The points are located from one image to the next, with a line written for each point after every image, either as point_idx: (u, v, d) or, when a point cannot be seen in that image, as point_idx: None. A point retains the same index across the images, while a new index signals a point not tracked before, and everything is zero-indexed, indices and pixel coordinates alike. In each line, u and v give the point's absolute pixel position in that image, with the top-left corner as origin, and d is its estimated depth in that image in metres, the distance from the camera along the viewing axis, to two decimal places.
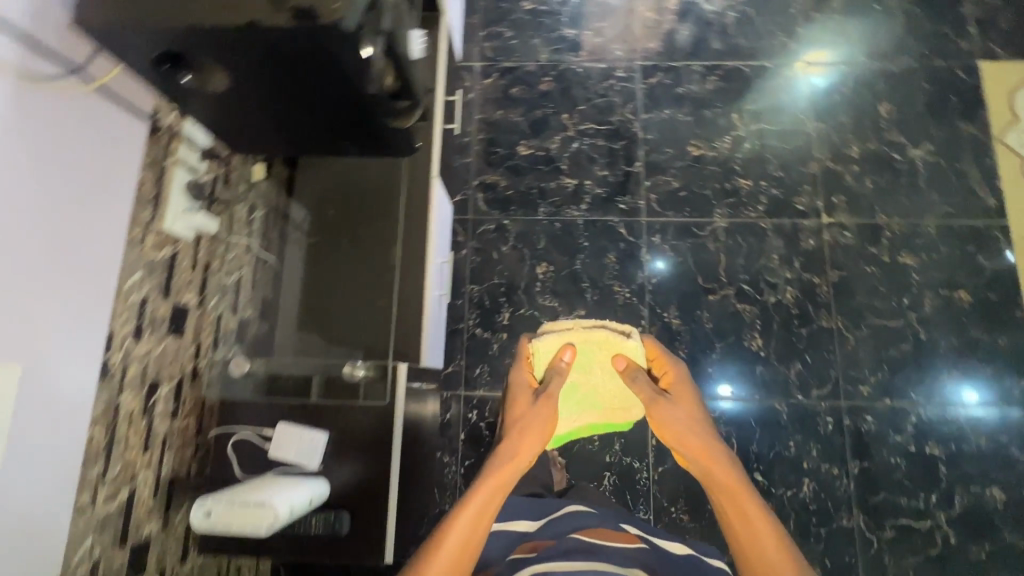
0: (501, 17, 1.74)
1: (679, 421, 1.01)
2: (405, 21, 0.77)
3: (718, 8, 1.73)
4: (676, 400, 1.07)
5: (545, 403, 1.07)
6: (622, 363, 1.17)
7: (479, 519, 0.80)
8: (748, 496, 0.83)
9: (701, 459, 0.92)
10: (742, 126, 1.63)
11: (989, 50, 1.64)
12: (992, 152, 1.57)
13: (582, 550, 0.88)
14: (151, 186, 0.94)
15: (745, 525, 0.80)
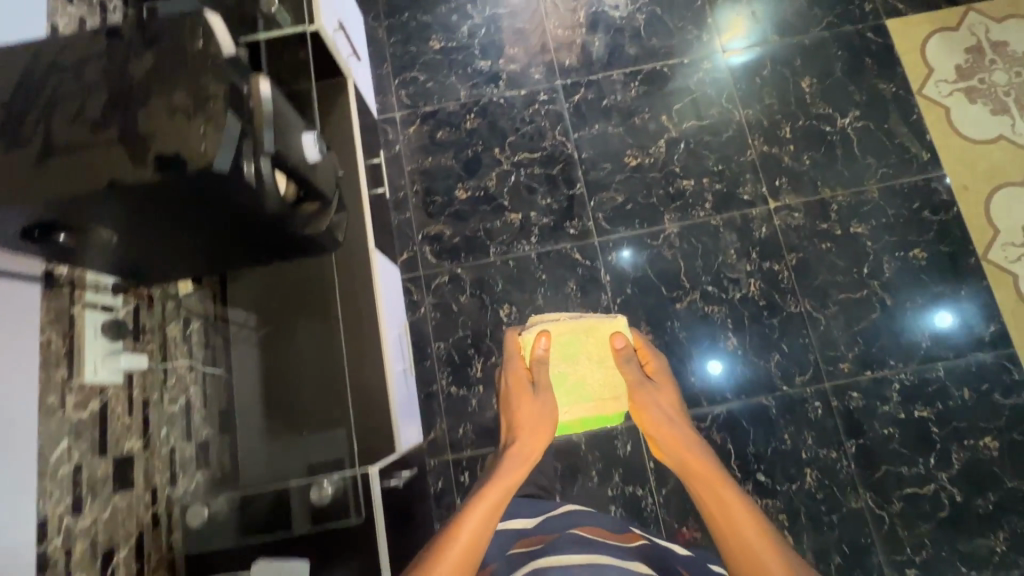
0: (412, 62, 1.69)
1: (655, 406, 0.97)
2: (292, 128, 0.73)
3: (625, 12, 1.70)
4: (657, 387, 1.02)
5: (542, 394, 1.02)
6: (621, 345, 1.06)
7: (489, 520, 0.76)
8: (712, 466, 0.80)
9: (672, 442, 0.88)
10: (673, 127, 1.61)
11: (893, 7, 1.66)
12: (916, 107, 1.59)
13: (575, 539, 1.02)
14: (61, 344, 0.86)
15: (725, 510, 0.73)
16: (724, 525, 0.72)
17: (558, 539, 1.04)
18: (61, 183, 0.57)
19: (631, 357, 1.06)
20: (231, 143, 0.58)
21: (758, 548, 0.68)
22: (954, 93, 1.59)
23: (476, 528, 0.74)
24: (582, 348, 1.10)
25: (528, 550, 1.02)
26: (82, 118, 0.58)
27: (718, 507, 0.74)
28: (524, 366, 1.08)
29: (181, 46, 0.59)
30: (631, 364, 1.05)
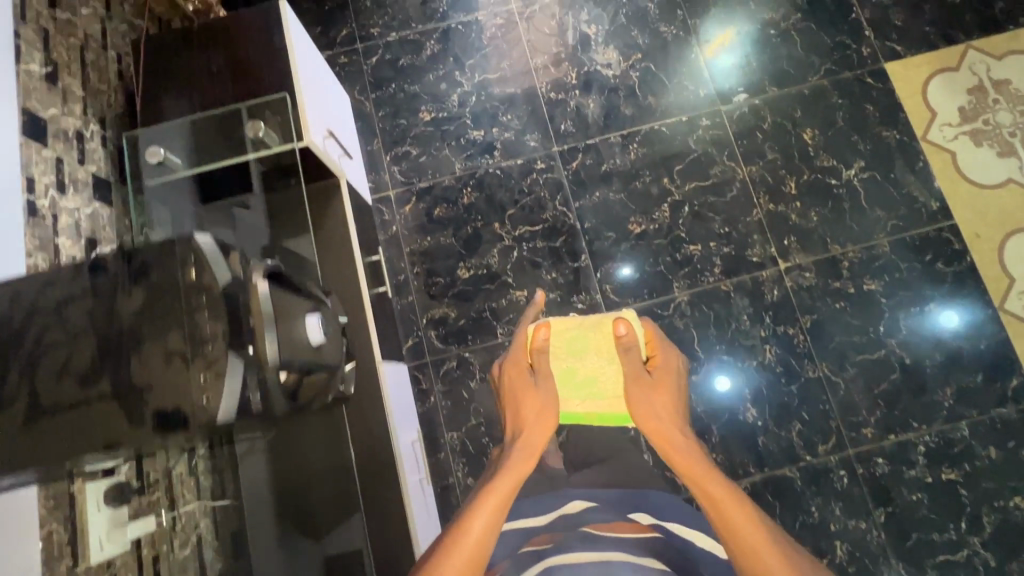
0: (403, 136, 1.64)
1: (646, 406, 0.82)
2: (297, 312, 0.69)
3: (618, 71, 1.65)
4: (653, 385, 0.84)
5: (545, 385, 0.87)
6: (623, 333, 0.88)
7: (496, 522, 0.67)
8: (704, 465, 0.70)
9: (662, 440, 0.76)
10: (676, 190, 1.57)
11: (891, 50, 1.63)
12: (921, 154, 1.55)
13: (590, 538, 0.86)
14: (61, 533, 0.82)
15: (725, 519, 0.65)
16: (726, 533, 0.65)
17: (571, 538, 0.88)
18: (56, 450, 0.55)
19: (631, 350, 0.88)
20: (231, 386, 0.58)
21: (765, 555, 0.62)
22: (958, 137, 1.56)
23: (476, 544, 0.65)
24: (591, 343, 0.91)
25: (539, 551, 0.88)
26: (70, 369, 0.56)
27: (714, 511, 0.66)
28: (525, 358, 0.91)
29: (171, 279, 0.58)
30: (630, 357, 0.87)
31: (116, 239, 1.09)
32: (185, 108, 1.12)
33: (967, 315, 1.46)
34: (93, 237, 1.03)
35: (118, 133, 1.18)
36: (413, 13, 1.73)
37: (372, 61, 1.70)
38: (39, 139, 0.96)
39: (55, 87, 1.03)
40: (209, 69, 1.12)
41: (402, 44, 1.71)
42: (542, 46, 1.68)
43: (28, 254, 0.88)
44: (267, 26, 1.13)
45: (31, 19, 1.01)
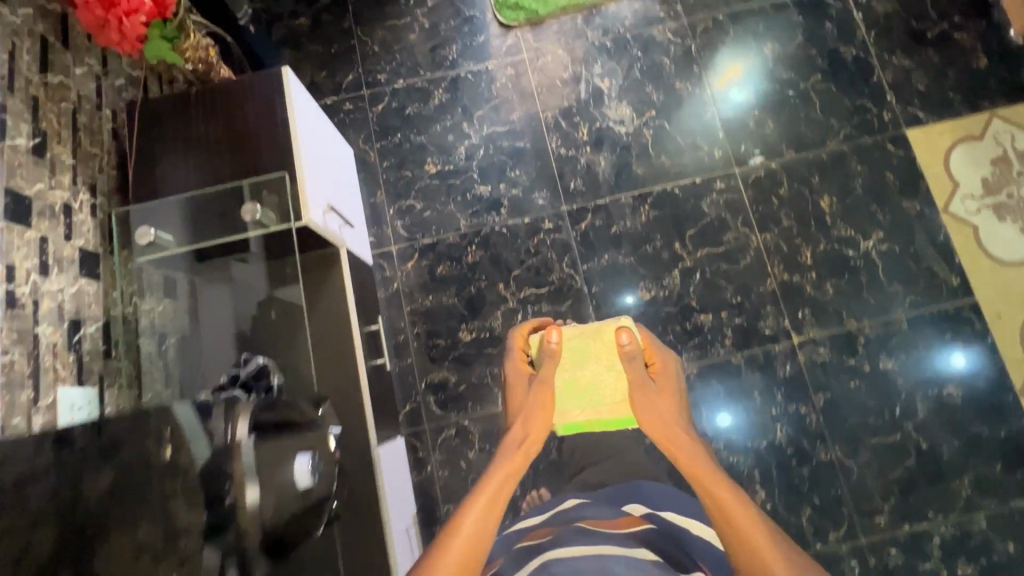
0: (408, 189, 1.59)
1: (649, 408, 0.88)
2: (284, 453, 0.65)
3: (631, 128, 1.60)
4: (655, 388, 0.92)
5: (541, 387, 0.94)
6: (626, 342, 0.96)
7: (495, 508, 0.70)
8: (710, 468, 0.73)
9: (668, 443, 0.80)
10: (688, 256, 1.51)
11: (913, 115, 1.58)
12: (942, 227, 1.50)
13: (584, 531, 0.83)
14: None
15: (727, 517, 0.66)
16: (728, 531, 0.65)
17: (565, 530, 0.85)
18: None
19: (635, 358, 0.96)
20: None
21: (767, 555, 0.62)
22: (981, 210, 1.50)
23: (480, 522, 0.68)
24: (590, 351, 1.00)
25: (535, 544, 0.84)
26: (29, 559, 0.52)
27: (717, 509, 0.67)
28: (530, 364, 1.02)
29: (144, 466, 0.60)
30: (631, 364, 0.95)
31: (102, 316, 1.04)
32: (182, 178, 1.08)
33: (972, 359, 1.42)
34: (77, 318, 0.98)
35: (110, 198, 1.13)
36: (422, 60, 1.68)
37: (378, 108, 1.65)
38: (23, 221, 0.91)
39: (43, 159, 0.98)
40: (206, 138, 1.08)
41: (409, 92, 1.66)
42: (553, 98, 1.63)
43: (3, 353, 0.82)
44: (266, 94, 1.08)
45: (19, 88, 0.96)
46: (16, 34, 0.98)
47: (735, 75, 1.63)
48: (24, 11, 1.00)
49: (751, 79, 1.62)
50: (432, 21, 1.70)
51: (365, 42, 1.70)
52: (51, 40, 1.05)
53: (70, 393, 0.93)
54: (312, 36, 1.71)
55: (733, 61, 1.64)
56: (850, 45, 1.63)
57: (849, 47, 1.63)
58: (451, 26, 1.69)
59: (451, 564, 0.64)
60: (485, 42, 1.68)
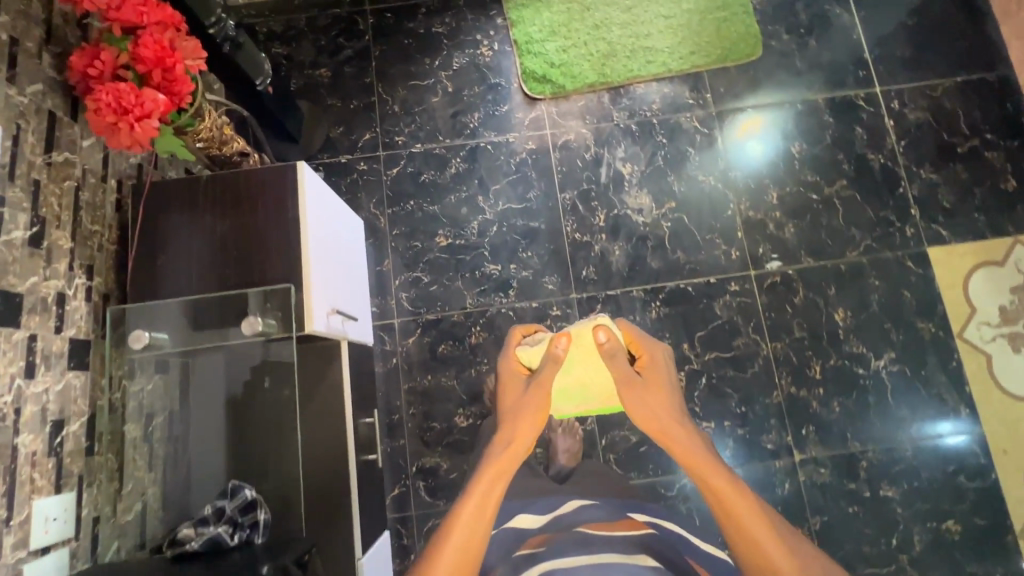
0: (415, 259, 1.55)
1: (644, 407, 1.01)
2: None
3: (650, 218, 1.57)
4: (646, 385, 1.03)
5: (535, 391, 1.04)
6: (604, 340, 1.03)
7: (485, 513, 0.91)
8: (702, 457, 0.94)
9: (665, 436, 0.99)
10: (696, 358, 1.48)
11: (936, 233, 1.55)
12: (956, 353, 1.47)
13: (585, 538, 0.99)
14: None
15: (734, 518, 0.86)
16: (728, 517, 0.88)
17: (567, 539, 1.00)
18: None
19: (614, 355, 1.04)
20: None
21: (765, 545, 0.84)
22: (997, 338, 1.48)
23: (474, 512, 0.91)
24: (575, 358, 1.07)
25: (534, 552, 1.00)
26: None
27: (724, 510, 0.88)
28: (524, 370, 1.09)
29: None
30: (618, 364, 1.03)
31: (87, 410, 1.00)
32: (185, 268, 1.05)
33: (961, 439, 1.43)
34: (61, 418, 0.94)
35: (109, 277, 1.09)
36: (442, 125, 1.64)
37: (393, 171, 1.61)
38: (12, 322, 0.87)
39: (40, 248, 0.94)
40: (214, 231, 1.06)
41: (426, 156, 1.62)
42: (572, 179, 1.59)
43: None
44: (276, 189, 1.06)
45: (21, 173, 0.92)
46: (22, 114, 0.94)
47: (757, 124, 1.63)
48: (33, 88, 0.96)
49: (772, 129, 1.63)
50: (456, 85, 1.66)
51: (385, 100, 1.66)
52: (59, 114, 1.01)
53: (46, 502, 0.89)
54: (331, 88, 1.67)
55: (756, 112, 1.63)
56: (878, 153, 1.60)
57: (878, 154, 1.60)
58: (475, 93, 1.65)
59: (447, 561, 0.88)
60: (508, 112, 1.64)
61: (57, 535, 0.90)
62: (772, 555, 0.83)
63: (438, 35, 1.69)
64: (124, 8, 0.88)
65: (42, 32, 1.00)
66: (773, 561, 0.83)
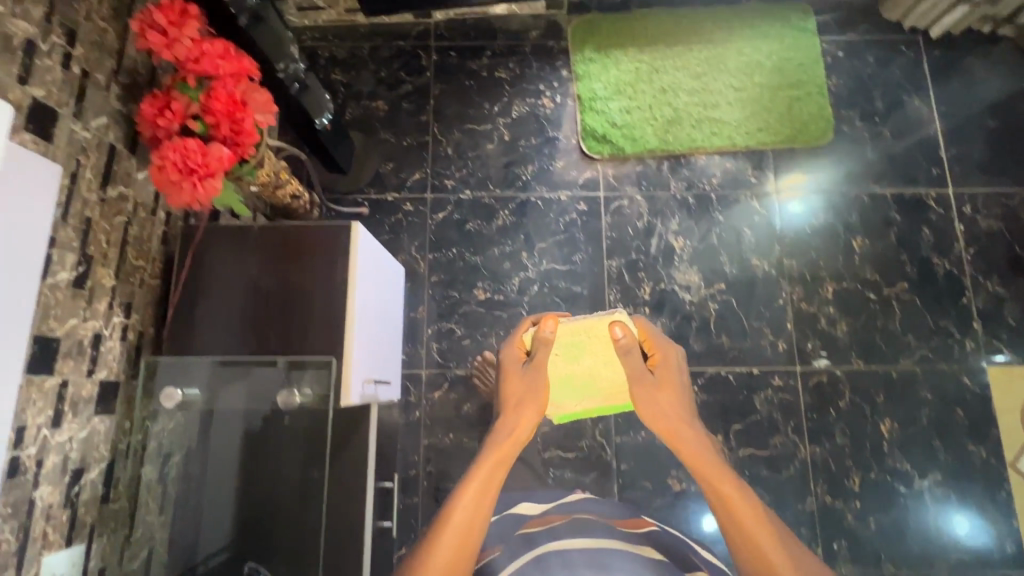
0: (451, 310, 1.51)
1: (654, 410, 0.66)
2: None
3: (697, 297, 1.51)
4: (658, 387, 0.68)
5: (538, 374, 0.73)
6: (620, 336, 0.74)
7: (488, 502, 0.60)
8: (726, 477, 0.58)
9: (673, 442, 0.63)
10: (729, 452, 1.42)
11: (997, 351, 1.47)
12: (1006, 484, 1.39)
13: (583, 527, 0.93)
14: None
15: (741, 531, 0.55)
16: (740, 545, 0.55)
17: (567, 525, 0.94)
18: None
19: (631, 353, 0.74)
20: None
21: (781, 567, 0.53)
22: None
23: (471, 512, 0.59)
24: (586, 346, 0.88)
25: (533, 533, 0.93)
26: None
27: (730, 521, 0.56)
28: (518, 351, 0.80)
29: None
30: (629, 360, 0.72)
31: (107, 455, 0.96)
32: (226, 319, 1.02)
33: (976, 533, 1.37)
34: (81, 466, 0.91)
35: (146, 314, 1.06)
36: (494, 174, 1.60)
37: (439, 215, 1.57)
38: (46, 368, 0.84)
39: (83, 289, 0.91)
40: (258, 284, 1.03)
41: (474, 204, 1.58)
42: (621, 246, 1.54)
43: None
44: (327, 251, 1.02)
45: (74, 211, 0.89)
46: (83, 149, 0.91)
47: (799, 181, 1.59)
48: (97, 123, 0.94)
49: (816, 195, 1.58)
50: (513, 134, 1.62)
51: (439, 141, 1.62)
52: (119, 147, 0.99)
53: (56, 558, 0.85)
54: (386, 122, 1.64)
55: (796, 171, 1.59)
56: (944, 258, 1.53)
57: (943, 259, 1.52)
58: (531, 144, 1.61)
59: None
60: (563, 169, 1.59)
61: None
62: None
63: (500, 80, 1.66)
64: (203, 58, 0.84)
65: (114, 64, 0.97)
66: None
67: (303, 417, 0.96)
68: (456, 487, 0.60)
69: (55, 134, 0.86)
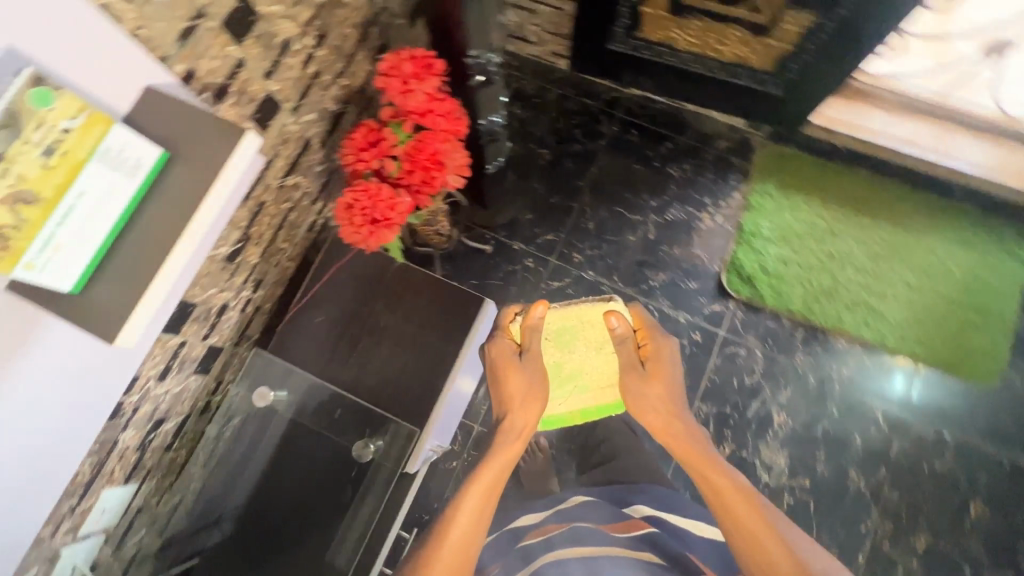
0: None
1: (643, 398, 1.02)
2: None
3: (774, 481, 1.39)
4: (644, 378, 1.03)
5: (532, 367, 1.02)
6: (615, 327, 1.07)
7: (490, 498, 0.85)
8: (699, 452, 0.93)
9: (664, 433, 0.99)
10: None
11: None
12: None
13: (580, 535, 0.91)
14: None
15: (716, 492, 0.85)
16: (712, 495, 0.86)
17: (563, 533, 0.92)
18: None
19: (625, 343, 1.07)
20: None
21: (736, 505, 0.82)
22: None
23: (477, 503, 0.84)
24: (578, 336, 1.12)
25: (532, 544, 0.93)
26: None
27: (710, 487, 0.87)
28: (510, 340, 1.05)
29: None
30: (624, 350, 1.07)
31: (186, 410, 1.01)
32: (330, 337, 1.08)
33: None
34: (163, 417, 0.95)
35: (270, 291, 1.10)
36: (624, 267, 1.54)
37: (553, 284, 1.54)
38: (176, 329, 0.88)
39: (231, 264, 0.95)
40: (377, 318, 1.08)
41: (592, 289, 1.53)
42: (718, 395, 1.45)
43: (78, 466, 0.79)
44: (460, 323, 1.07)
45: (254, 194, 0.93)
46: (286, 140, 0.95)
47: (935, 396, 1.43)
48: (306, 118, 0.97)
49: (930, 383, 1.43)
50: (659, 236, 1.56)
51: (584, 212, 1.58)
52: (313, 142, 1.02)
53: (111, 493, 0.90)
54: (543, 174, 1.61)
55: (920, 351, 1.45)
56: None
57: None
58: (672, 252, 1.54)
59: (451, 550, 0.77)
60: (693, 292, 1.51)
61: (103, 523, 0.92)
62: (767, 543, 0.76)
63: (669, 178, 1.59)
64: (428, 115, 0.85)
65: (341, 67, 1.00)
66: (772, 552, 0.75)
67: (377, 469, 1.07)
68: (462, 492, 0.85)
69: (270, 125, 0.89)
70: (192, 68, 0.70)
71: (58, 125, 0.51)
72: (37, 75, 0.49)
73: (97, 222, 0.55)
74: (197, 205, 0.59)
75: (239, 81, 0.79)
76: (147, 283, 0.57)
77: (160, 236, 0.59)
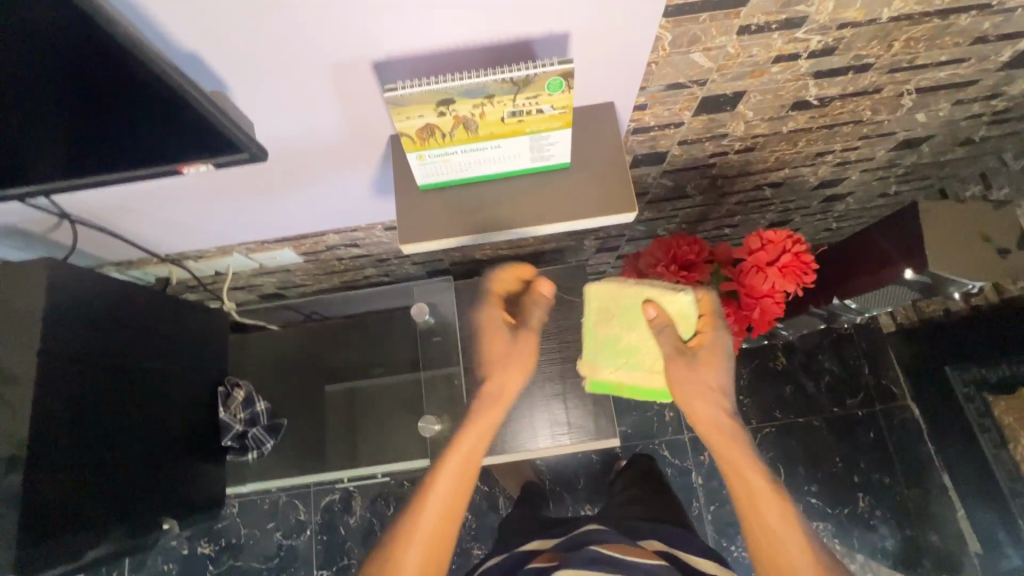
0: (560, 483, 1.38)
1: (690, 391, 0.70)
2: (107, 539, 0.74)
3: None
4: (695, 367, 0.71)
5: (526, 338, 0.75)
6: (654, 316, 0.74)
7: (467, 477, 0.66)
8: (740, 448, 0.66)
9: (708, 428, 0.69)
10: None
11: None
12: None
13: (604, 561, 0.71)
14: (145, 260, 0.97)
15: (754, 509, 0.62)
16: (745, 508, 0.63)
17: (578, 558, 0.73)
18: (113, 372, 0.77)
19: (668, 330, 0.73)
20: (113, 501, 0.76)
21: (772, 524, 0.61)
22: None
23: (452, 494, 0.64)
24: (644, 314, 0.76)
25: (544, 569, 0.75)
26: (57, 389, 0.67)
27: (746, 499, 0.63)
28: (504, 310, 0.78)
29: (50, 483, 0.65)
30: (663, 341, 0.73)
31: (374, 254, 1.10)
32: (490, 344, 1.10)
33: None
34: (355, 244, 1.03)
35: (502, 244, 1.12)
36: (726, 511, 1.36)
37: (662, 453, 1.39)
38: None
39: None
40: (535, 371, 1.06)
41: (684, 492, 1.36)
42: None
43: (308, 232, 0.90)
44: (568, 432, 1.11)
45: None
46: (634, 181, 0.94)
47: None
48: (664, 180, 0.95)
49: None
50: None
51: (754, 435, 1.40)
52: (647, 194, 1.00)
53: (288, 254, 1.03)
54: (761, 372, 1.43)
55: None
56: None
57: None
58: None
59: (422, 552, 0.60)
60: None
61: (266, 262, 1.05)
62: None
63: (853, 500, 1.34)
64: (761, 300, 0.79)
65: (731, 172, 0.96)
66: None
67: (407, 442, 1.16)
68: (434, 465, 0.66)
69: (639, 168, 0.89)
70: (648, 105, 0.70)
71: (541, 105, 0.52)
72: (571, 71, 0.48)
73: (479, 167, 0.60)
74: (556, 220, 0.61)
75: (661, 132, 0.78)
76: (456, 231, 0.61)
77: (497, 209, 0.62)
